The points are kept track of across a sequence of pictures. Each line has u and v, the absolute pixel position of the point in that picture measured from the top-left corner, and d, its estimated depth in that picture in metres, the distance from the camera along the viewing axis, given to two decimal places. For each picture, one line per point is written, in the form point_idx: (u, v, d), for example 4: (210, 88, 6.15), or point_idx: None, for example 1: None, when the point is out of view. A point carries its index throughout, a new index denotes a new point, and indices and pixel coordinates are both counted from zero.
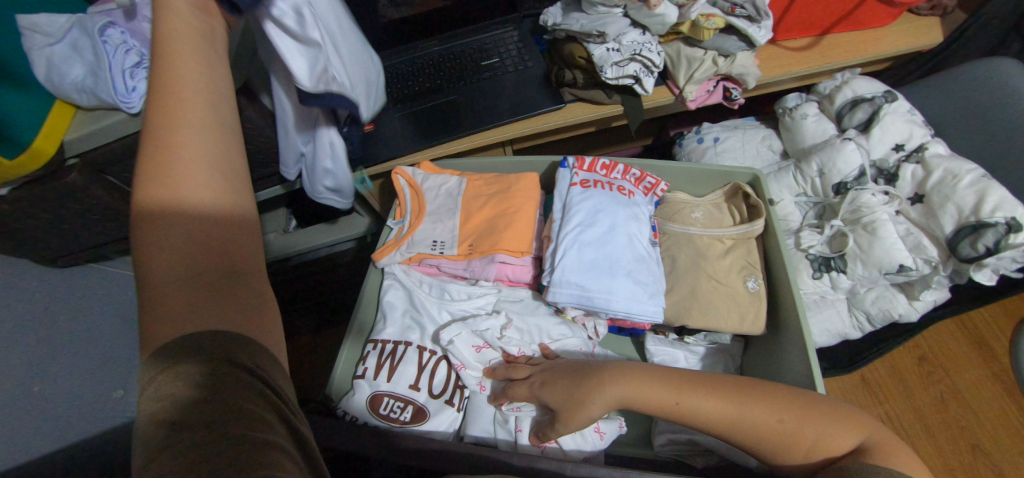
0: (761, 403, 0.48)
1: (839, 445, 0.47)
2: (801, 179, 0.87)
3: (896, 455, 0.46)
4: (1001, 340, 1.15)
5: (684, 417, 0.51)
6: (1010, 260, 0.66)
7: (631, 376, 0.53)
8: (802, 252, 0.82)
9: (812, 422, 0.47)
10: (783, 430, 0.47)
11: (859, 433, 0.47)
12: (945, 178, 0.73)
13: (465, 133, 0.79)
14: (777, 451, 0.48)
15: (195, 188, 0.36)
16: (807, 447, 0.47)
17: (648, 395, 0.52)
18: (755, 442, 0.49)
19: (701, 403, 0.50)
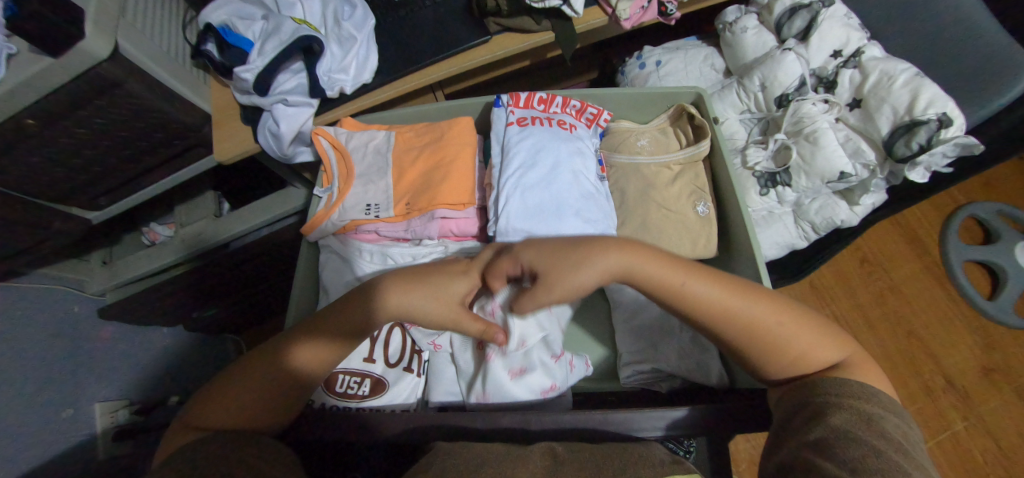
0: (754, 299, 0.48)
1: (820, 356, 0.47)
2: (745, 94, 0.86)
3: (870, 373, 0.47)
4: (933, 232, 1.23)
5: (681, 303, 0.48)
6: (941, 155, 0.68)
7: (637, 248, 0.49)
8: (749, 170, 0.83)
9: (798, 330, 0.47)
10: (773, 325, 0.47)
11: (840, 350, 0.48)
12: (882, 80, 0.72)
13: (388, 81, 0.73)
14: (763, 355, 0.47)
15: (327, 333, 0.50)
16: (789, 352, 0.47)
17: (655, 273, 0.48)
18: (742, 336, 0.47)
19: (704, 285, 0.47)
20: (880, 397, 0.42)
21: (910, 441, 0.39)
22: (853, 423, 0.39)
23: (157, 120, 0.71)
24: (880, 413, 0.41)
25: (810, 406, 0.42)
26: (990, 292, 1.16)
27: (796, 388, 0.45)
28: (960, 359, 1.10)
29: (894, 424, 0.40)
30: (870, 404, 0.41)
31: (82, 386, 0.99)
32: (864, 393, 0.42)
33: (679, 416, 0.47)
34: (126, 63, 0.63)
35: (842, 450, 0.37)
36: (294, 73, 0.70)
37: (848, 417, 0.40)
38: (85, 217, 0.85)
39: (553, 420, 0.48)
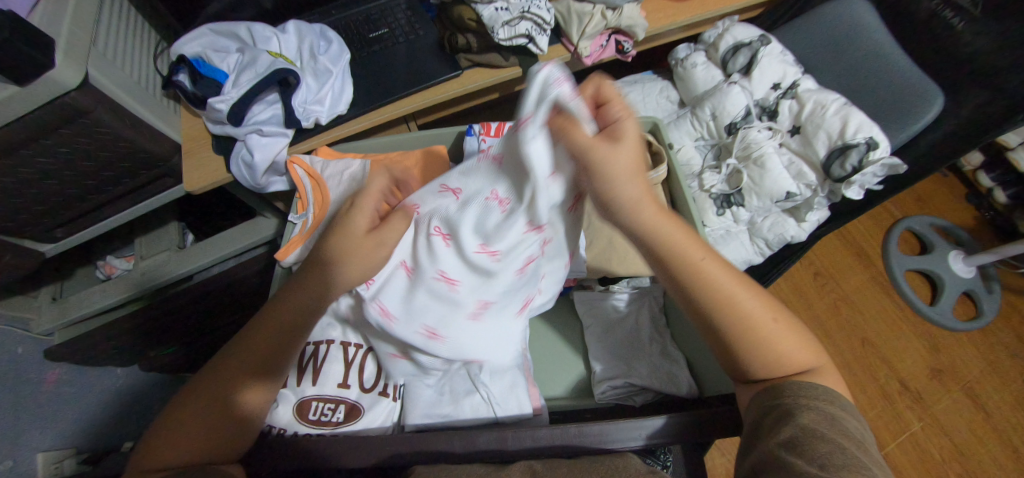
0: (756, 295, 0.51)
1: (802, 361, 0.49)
2: (698, 123, 0.92)
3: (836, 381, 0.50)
4: (876, 246, 1.32)
5: (695, 276, 0.50)
6: (871, 175, 0.75)
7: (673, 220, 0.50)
8: (705, 192, 0.89)
9: (792, 336, 0.50)
10: (770, 322, 0.50)
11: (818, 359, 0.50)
12: (816, 109, 0.80)
13: (361, 112, 0.75)
14: (751, 355, 0.49)
15: (260, 344, 0.51)
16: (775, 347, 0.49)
17: (671, 245, 0.50)
18: (738, 326, 0.49)
19: (718, 271, 0.51)
20: (843, 399, 0.45)
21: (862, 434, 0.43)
22: (821, 421, 0.42)
23: (124, 149, 0.70)
24: (838, 410, 0.43)
25: (779, 405, 0.44)
26: (930, 299, 1.25)
27: (766, 390, 0.47)
28: (910, 364, 1.18)
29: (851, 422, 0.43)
30: (834, 406, 0.44)
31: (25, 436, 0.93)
32: (829, 395, 0.45)
33: (657, 424, 0.49)
34: (96, 93, 0.63)
35: (814, 448, 0.38)
36: (269, 104, 0.72)
37: (816, 416, 0.42)
38: (39, 250, 0.82)
39: (529, 437, 0.49)
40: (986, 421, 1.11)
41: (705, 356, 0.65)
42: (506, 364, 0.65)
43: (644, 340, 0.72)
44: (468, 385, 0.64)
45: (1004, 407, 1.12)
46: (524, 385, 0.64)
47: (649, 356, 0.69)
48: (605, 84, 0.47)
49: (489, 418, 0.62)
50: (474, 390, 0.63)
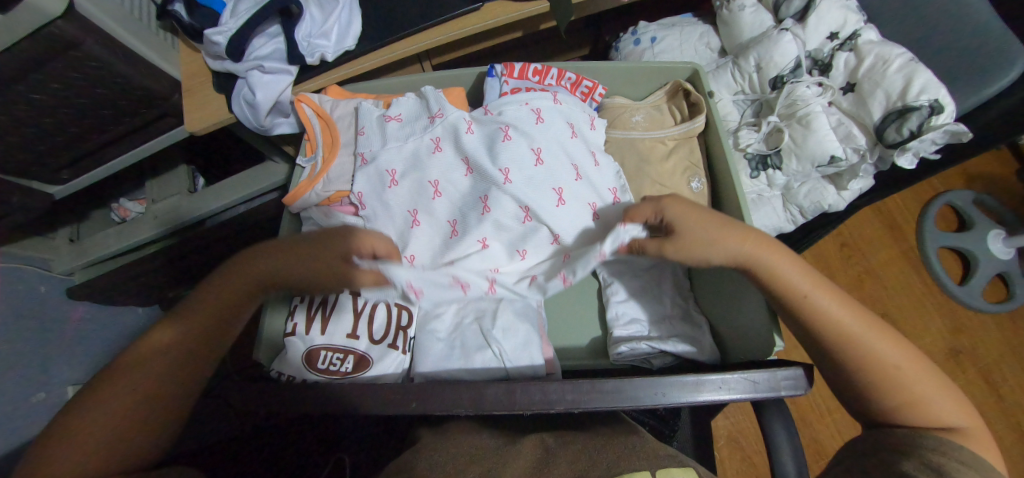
0: (843, 302, 0.50)
1: (930, 418, 0.47)
2: (740, 75, 0.84)
3: (983, 448, 0.47)
4: (911, 218, 1.25)
5: (801, 305, 0.50)
6: (929, 141, 0.68)
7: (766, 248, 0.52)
8: (740, 152, 0.83)
9: (919, 375, 0.48)
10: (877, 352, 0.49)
11: (960, 417, 0.48)
12: (877, 64, 0.72)
13: (373, 49, 0.69)
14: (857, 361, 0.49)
15: None
16: (888, 402, 0.48)
17: (786, 272, 0.50)
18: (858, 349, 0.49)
19: (826, 299, 0.50)
20: (965, 451, 0.42)
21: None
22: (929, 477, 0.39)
23: (120, 86, 0.66)
24: (955, 465, 0.40)
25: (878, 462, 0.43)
26: (960, 278, 1.20)
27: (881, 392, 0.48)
28: (930, 341, 1.15)
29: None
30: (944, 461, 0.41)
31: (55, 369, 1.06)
32: (941, 445, 0.42)
33: (690, 384, 0.46)
34: (85, 23, 0.58)
35: None
36: (270, 37, 0.67)
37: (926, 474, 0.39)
38: (47, 192, 0.84)
39: (539, 390, 0.45)
40: (998, 403, 1.09)
41: (736, 331, 0.61)
42: (518, 320, 0.63)
43: (665, 304, 0.69)
44: (480, 339, 0.62)
45: (1018, 391, 1.10)
46: (537, 342, 0.63)
47: (669, 321, 0.67)
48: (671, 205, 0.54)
49: (499, 372, 0.60)
50: (485, 345, 0.62)
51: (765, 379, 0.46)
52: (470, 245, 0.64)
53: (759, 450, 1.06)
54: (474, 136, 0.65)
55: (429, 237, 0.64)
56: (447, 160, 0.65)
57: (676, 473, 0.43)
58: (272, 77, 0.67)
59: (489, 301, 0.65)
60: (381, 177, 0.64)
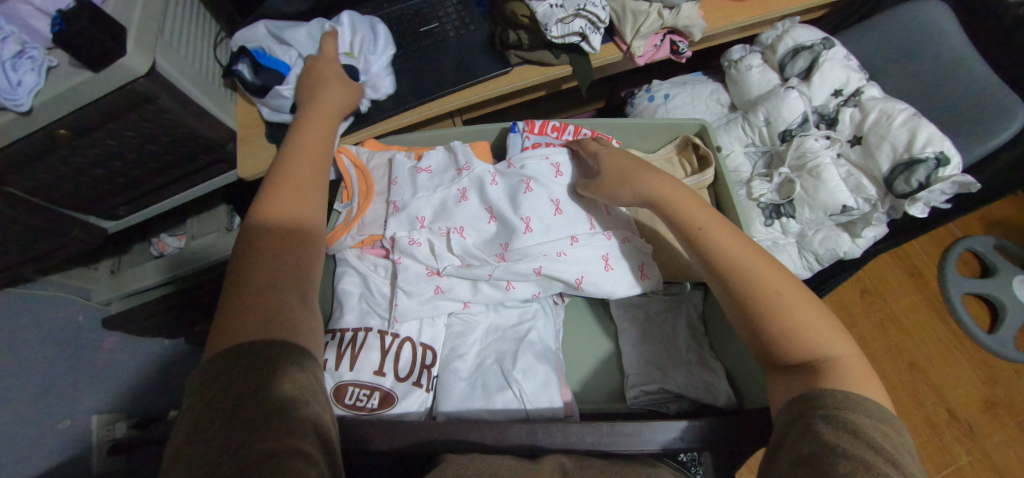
0: (741, 243, 0.54)
1: (811, 350, 0.46)
2: (750, 129, 0.89)
3: (861, 377, 0.45)
4: (931, 266, 1.25)
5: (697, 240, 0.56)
6: (939, 192, 0.71)
7: (677, 196, 0.60)
8: (753, 201, 0.85)
9: (803, 311, 0.49)
10: (780, 288, 0.50)
11: (839, 347, 0.47)
12: (881, 119, 0.76)
13: (411, 106, 0.77)
14: (735, 287, 0.52)
15: None
16: (773, 333, 0.48)
17: (688, 214, 0.58)
18: (745, 281, 0.52)
19: (725, 240, 0.55)
20: (868, 403, 0.41)
21: (898, 449, 0.38)
22: (841, 435, 0.38)
23: (182, 134, 0.74)
24: (863, 419, 0.39)
25: (801, 421, 0.40)
26: (988, 327, 1.18)
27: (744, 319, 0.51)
28: (960, 393, 1.11)
29: (877, 431, 0.39)
30: (841, 405, 0.40)
31: None
32: (849, 402, 0.41)
33: (693, 425, 0.47)
34: (161, 80, 0.65)
35: None
36: None
37: (830, 427, 0.39)
38: (102, 226, 0.91)
39: (562, 433, 0.48)
40: None
41: (751, 378, 0.62)
42: (539, 361, 0.65)
43: (682, 346, 0.70)
44: (501, 380, 0.64)
45: None
46: (556, 384, 0.64)
47: (687, 364, 0.68)
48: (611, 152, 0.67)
49: (519, 413, 0.62)
50: (506, 386, 0.63)
51: (757, 418, 0.48)
52: (482, 271, 0.66)
53: None
54: (498, 187, 0.70)
55: (432, 242, 0.68)
56: (472, 209, 0.69)
57: None
58: None
59: (511, 343, 0.68)
60: (406, 224, 0.69)
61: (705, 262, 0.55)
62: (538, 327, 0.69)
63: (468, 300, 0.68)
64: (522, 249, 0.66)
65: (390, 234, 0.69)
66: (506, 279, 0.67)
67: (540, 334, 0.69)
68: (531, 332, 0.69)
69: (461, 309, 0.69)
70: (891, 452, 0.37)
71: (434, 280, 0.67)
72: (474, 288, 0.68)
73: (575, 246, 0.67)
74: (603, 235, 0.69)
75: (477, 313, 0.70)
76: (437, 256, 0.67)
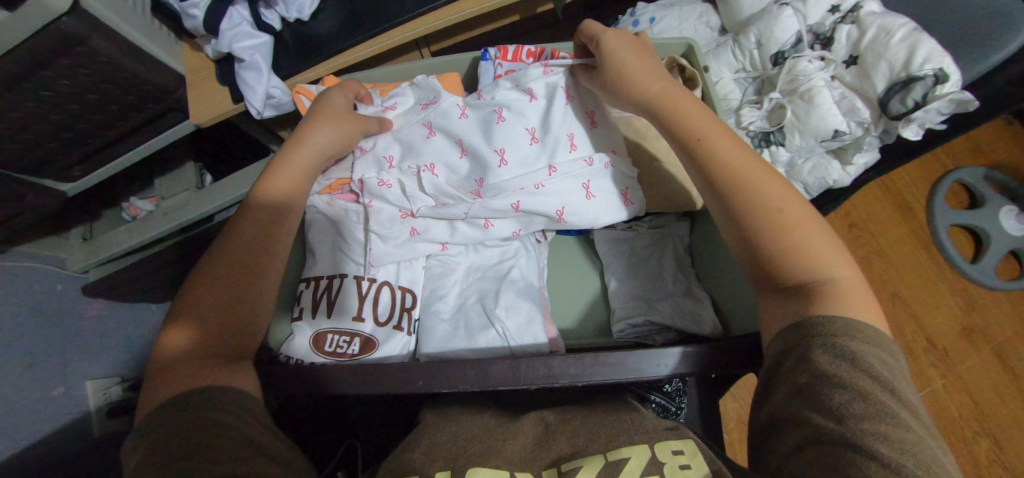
0: (741, 150, 0.51)
1: (811, 268, 0.44)
2: (740, 53, 0.83)
3: (861, 299, 0.42)
4: (920, 197, 1.24)
5: (698, 149, 0.52)
6: (935, 112, 0.66)
7: (679, 105, 0.55)
8: (743, 130, 0.81)
9: (804, 225, 0.46)
10: (781, 200, 0.47)
11: (843, 269, 0.44)
12: (879, 35, 0.71)
13: (368, 35, 0.72)
14: (733, 199, 0.48)
15: None
16: (771, 249, 0.45)
17: (688, 118, 0.54)
18: (743, 190, 0.48)
19: (727, 147, 0.51)
20: (867, 331, 0.39)
21: (897, 379, 0.37)
22: (837, 365, 0.37)
23: (126, 81, 0.67)
24: (863, 348, 0.38)
25: (799, 346, 0.39)
26: (973, 255, 1.18)
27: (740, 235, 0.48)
28: (942, 320, 1.13)
29: (877, 358, 0.38)
30: (845, 337, 0.38)
31: (73, 368, 1.06)
32: (847, 329, 0.39)
33: (686, 354, 0.46)
34: (90, 18, 0.59)
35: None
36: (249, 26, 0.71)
37: (827, 355, 0.37)
38: (60, 190, 0.85)
39: (543, 366, 0.45)
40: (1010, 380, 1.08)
41: (739, 305, 0.60)
42: (521, 298, 0.64)
43: (666, 279, 0.69)
44: (483, 318, 0.63)
45: None
46: (540, 320, 0.63)
47: (671, 298, 0.67)
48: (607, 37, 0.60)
49: (504, 351, 0.60)
50: (489, 325, 0.62)
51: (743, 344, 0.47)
52: (458, 209, 0.63)
53: None
54: (468, 120, 0.65)
55: (404, 182, 0.64)
56: (439, 145, 0.65)
57: (673, 444, 0.44)
58: (258, 67, 0.70)
59: (491, 282, 0.66)
60: (373, 163, 0.65)
61: (702, 175, 0.51)
62: (519, 262, 0.68)
63: (446, 241, 0.66)
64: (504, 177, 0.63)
65: (359, 178, 0.64)
66: (483, 216, 0.64)
67: (522, 271, 0.67)
68: (512, 269, 0.67)
69: (439, 251, 0.67)
70: (890, 380, 0.36)
71: (411, 222, 0.64)
72: (451, 228, 0.66)
73: (552, 176, 0.63)
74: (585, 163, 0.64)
75: (456, 254, 0.68)
76: (409, 198, 0.64)
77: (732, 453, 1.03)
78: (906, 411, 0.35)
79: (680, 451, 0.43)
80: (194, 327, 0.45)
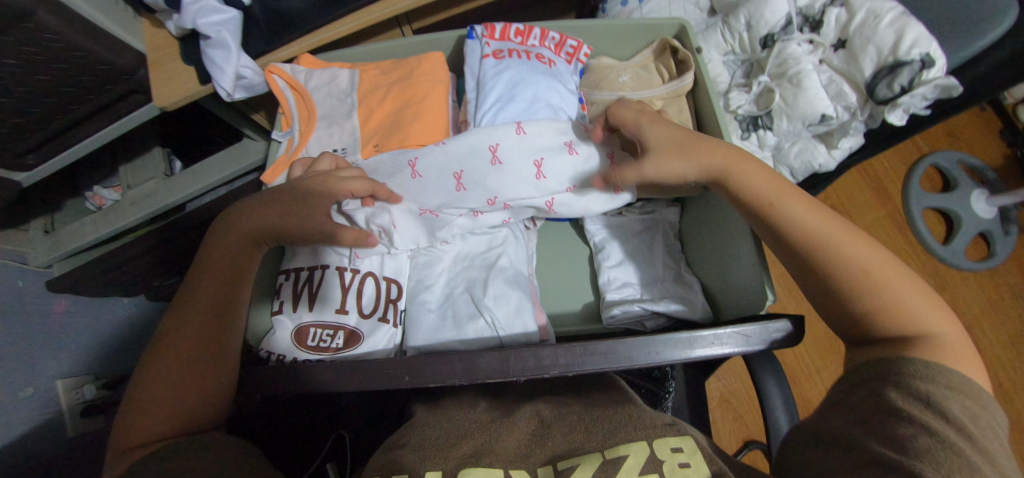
0: (820, 214, 0.49)
1: (909, 326, 0.44)
2: (729, 35, 0.82)
3: (965, 356, 0.42)
4: (897, 180, 1.27)
5: (772, 218, 0.49)
6: (921, 97, 0.67)
7: (749, 166, 0.52)
8: (731, 113, 0.81)
9: (902, 287, 0.45)
10: (871, 268, 0.45)
11: (942, 325, 0.44)
12: (868, 19, 0.70)
13: (346, 11, 0.69)
14: (834, 278, 0.46)
15: None
16: (886, 321, 0.44)
17: (759, 185, 0.50)
18: (836, 269, 0.46)
19: (801, 212, 0.49)
20: (955, 377, 0.40)
21: (984, 429, 0.37)
22: (919, 409, 0.38)
23: (80, 61, 0.62)
24: (944, 393, 0.39)
25: (868, 384, 0.42)
26: (945, 237, 1.22)
27: (841, 312, 0.47)
28: None
29: (963, 405, 0.38)
30: (935, 383, 0.39)
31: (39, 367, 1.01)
32: (932, 371, 0.40)
33: (683, 341, 0.44)
34: None
35: None
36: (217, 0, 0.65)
37: (918, 405, 0.38)
38: (13, 181, 0.78)
39: (533, 357, 0.43)
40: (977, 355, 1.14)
41: (730, 292, 0.61)
42: (511, 287, 0.63)
43: (656, 264, 0.69)
44: (472, 308, 0.62)
45: (997, 344, 1.15)
46: (530, 309, 0.62)
47: (661, 283, 0.67)
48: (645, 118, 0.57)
49: (493, 341, 0.60)
50: (478, 314, 0.61)
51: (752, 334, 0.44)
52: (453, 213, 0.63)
53: (750, 410, 1.09)
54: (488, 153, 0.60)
55: (422, 197, 0.62)
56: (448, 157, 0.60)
57: (673, 441, 0.44)
58: (226, 47, 0.65)
59: (480, 271, 0.65)
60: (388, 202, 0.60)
61: (785, 247, 0.49)
62: (511, 251, 0.66)
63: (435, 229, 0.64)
64: (507, 179, 0.60)
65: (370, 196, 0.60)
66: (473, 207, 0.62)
67: (510, 260, 0.66)
68: (501, 258, 0.65)
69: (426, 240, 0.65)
70: (968, 426, 0.36)
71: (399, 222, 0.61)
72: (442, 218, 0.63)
73: (540, 177, 0.61)
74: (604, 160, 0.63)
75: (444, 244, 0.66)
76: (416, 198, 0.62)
77: (715, 430, 1.06)
78: (979, 455, 0.35)
79: (678, 448, 0.43)
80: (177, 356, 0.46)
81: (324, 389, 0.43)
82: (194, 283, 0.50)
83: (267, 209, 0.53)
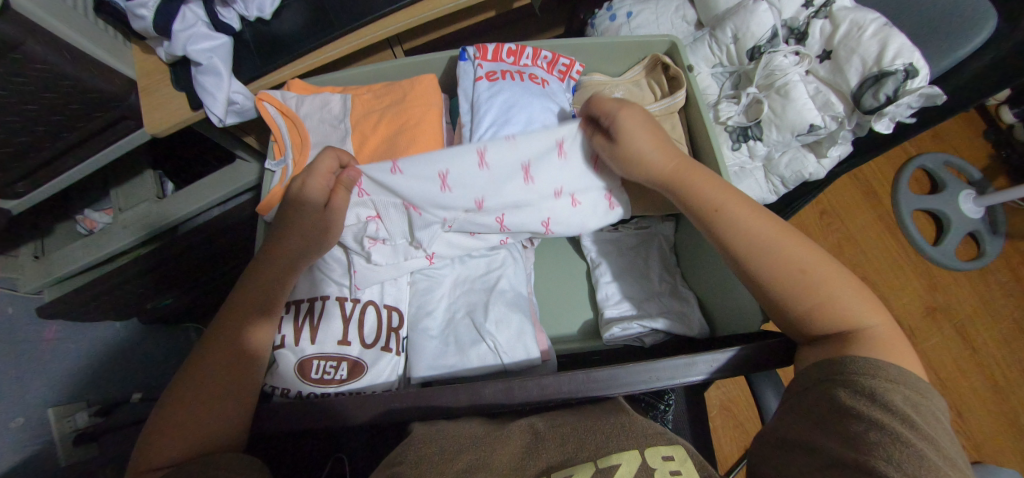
0: (759, 218, 0.50)
1: (844, 321, 0.45)
2: (717, 47, 0.82)
3: (899, 348, 0.43)
4: (888, 184, 1.28)
5: (716, 222, 0.52)
6: (906, 106, 0.68)
7: (696, 174, 0.54)
8: (721, 125, 0.82)
9: (837, 286, 0.46)
10: (812, 267, 0.47)
11: (872, 318, 0.45)
12: (852, 31, 0.72)
13: (336, 35, 0.69)
14: (774, 283, 0.47)
15: None
16: (829, 324, 0.45)
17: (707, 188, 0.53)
18: (775, 271, 0.48)
19: (744, 216, 0.51)
20: (892, 369, 0.40)
21: (935, 429, 0.37)
22: (870, 405, 0.38)
23: (69, 89, 0.62)
24: (886, 386, 0.39)
25: (820, 386, 0.41)
26: (936, 237, 1.23)
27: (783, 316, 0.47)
28: (908, 301, 1.18)
29: (902, 397, 0.38)
30: (872, 377, 0.39)
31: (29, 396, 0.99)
32: (869, 367, 0.40)
33: (683, 365, 0.43)
34: (21, 22, 0.54)
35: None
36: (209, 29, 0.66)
37: (871, 405, 0.38)
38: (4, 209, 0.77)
39: (537, 385, 0.43)
40: (972, 354, 1.14)
41: (727, 309, 0.61)
42: (511, 310, 0.63)
43: (653, 280, 0.69)
44: (473, 334, 0.61)
45: (992, 343, 1.16)
46: (532, 331, 0.62)
47: (659, 298, 0.67)
48: (622, 113, 0.56)
49: (497, 367, 0.60)
50: (480, 339, 0.61)
51: (756, 354, 0.45)
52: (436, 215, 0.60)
53: (749, 418, 1.09)
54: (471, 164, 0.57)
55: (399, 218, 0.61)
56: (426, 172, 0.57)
57: (664, 449, 0.44)
58: (218, 74, 0.65)
59: (480, 294, 0.65)
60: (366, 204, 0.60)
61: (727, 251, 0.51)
62: (510, 274, 0.67)
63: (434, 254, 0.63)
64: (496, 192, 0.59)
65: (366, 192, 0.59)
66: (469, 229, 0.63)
67: (510, 281, 0.66)
68: (500, 280, 0.66)
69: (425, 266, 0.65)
70: (922, 415, 0.37)
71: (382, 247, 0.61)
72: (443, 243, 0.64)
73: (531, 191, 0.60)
74: (590, 193, 0.63)
75: (442, 268, 0.66)
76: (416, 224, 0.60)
77: (716, 439, 1.06)
78: (925, 442, 0.35)
79: (670, 456, 0.44)
80: (193, 399, 0.46)
81: (328, 418, 0.43)
82: (219, 328, 0.51)
83: (292, 236, 0.55)
